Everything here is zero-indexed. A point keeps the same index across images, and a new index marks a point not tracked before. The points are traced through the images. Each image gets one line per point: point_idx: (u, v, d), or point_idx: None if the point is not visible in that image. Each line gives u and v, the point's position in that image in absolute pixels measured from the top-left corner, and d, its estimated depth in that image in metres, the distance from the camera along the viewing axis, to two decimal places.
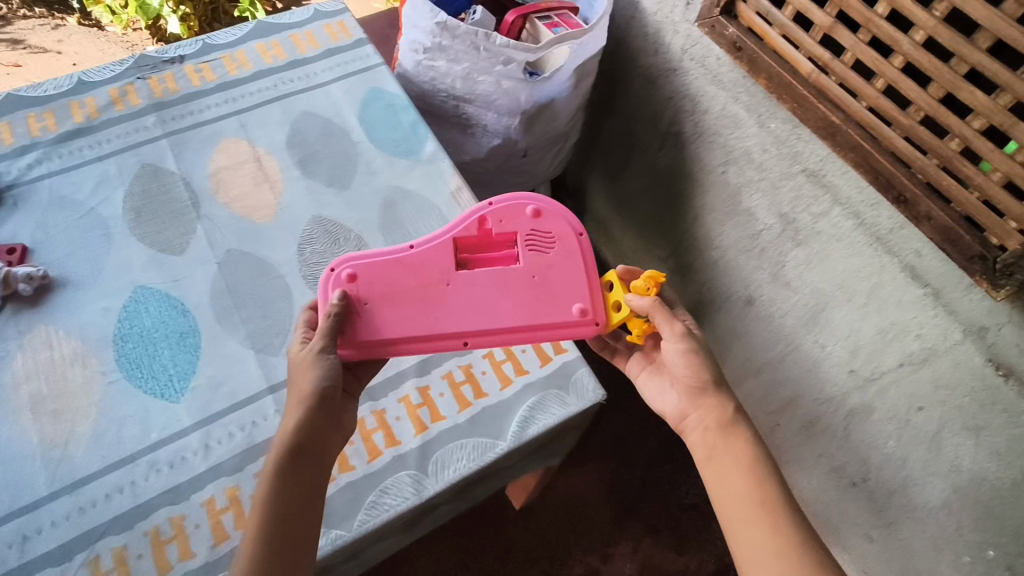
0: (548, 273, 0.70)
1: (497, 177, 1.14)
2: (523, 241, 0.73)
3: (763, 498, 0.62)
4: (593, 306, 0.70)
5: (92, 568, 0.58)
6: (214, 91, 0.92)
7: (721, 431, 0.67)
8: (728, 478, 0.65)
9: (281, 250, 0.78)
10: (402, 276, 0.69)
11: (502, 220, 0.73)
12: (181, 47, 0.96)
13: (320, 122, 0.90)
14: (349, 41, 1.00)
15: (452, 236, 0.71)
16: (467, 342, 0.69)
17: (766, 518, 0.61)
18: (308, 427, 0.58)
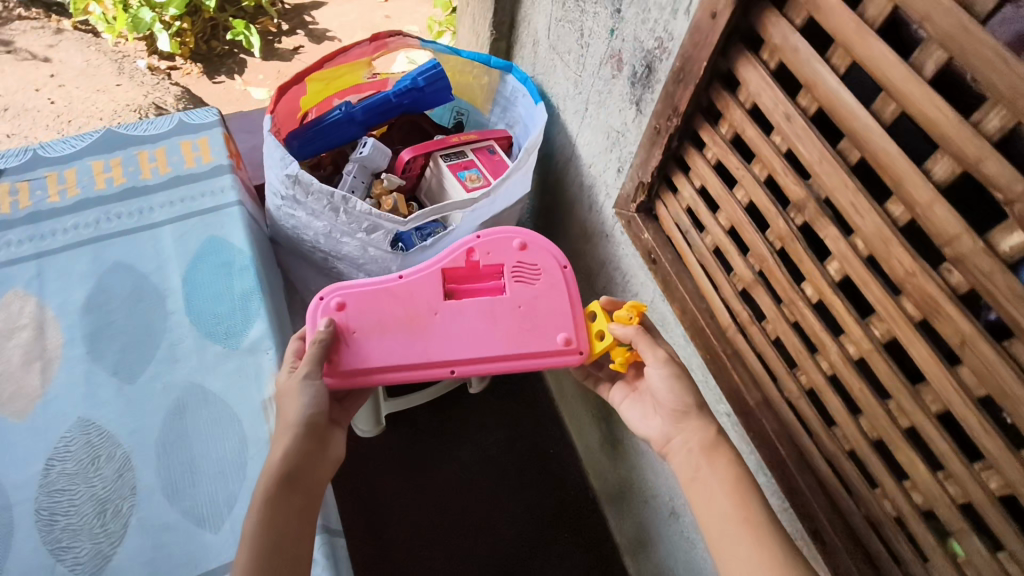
0: (531, 302, 0.71)
1: None
2: (508, 273, 0.74)
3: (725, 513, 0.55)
4: (576, 334, 0.70)
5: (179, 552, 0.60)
6: (19, 223, 0.76)
7: (704, 452, 0.58)
8: (713, 499, 0.56)
9: (21, 467, 0.63)
10: (392, 305, 0.70)
11: (487, 254, 0.74)
12: (6, 157, 0.82)
13: (133, 280, 0.74)
14: (204, 167, 0.83)
15: (438, 265, 0.72)
16: (454, 370, 0.68)
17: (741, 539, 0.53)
18: (295, 457, 0.58)
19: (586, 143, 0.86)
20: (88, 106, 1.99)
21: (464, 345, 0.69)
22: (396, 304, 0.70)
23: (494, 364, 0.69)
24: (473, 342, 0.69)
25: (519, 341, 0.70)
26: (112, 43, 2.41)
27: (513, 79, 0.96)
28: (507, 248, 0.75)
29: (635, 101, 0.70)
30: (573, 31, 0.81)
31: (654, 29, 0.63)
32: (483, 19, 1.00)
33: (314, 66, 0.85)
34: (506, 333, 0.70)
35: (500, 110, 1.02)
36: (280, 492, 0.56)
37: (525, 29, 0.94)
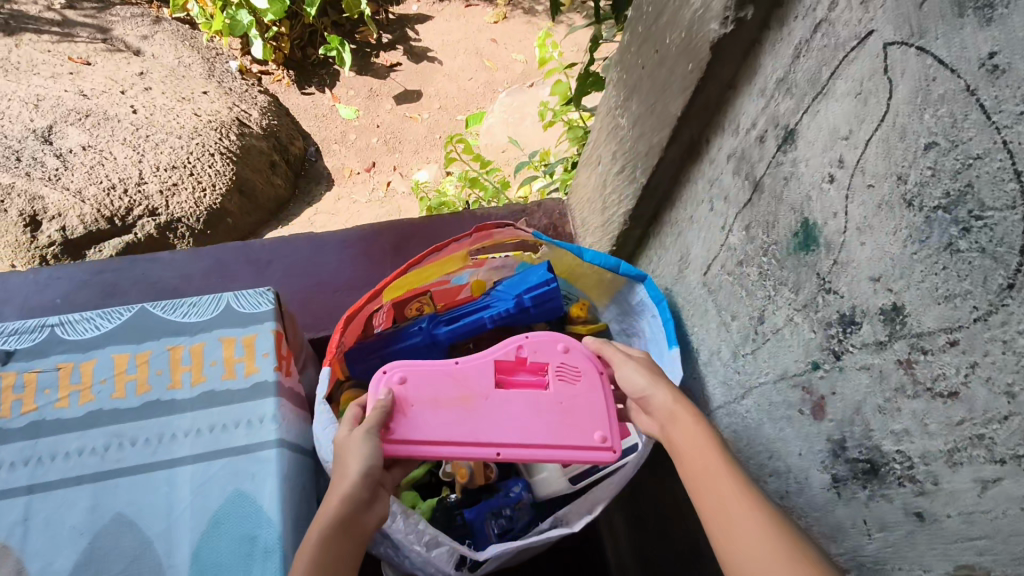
0: (579, 399, 0.63)
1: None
2: (553, 372, 0.65)
3: (706, 481, 0.49)
4: (612, 431, 0.61)
5: (169, 414, 0.65)
6: (18, 437, 0.63)
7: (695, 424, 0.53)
8: (690, 439, 0.52)
9: None
10: (446, 382, 0.63)
11: (536, 350, 0.66)
12: (20, 336, 0.68)
13: (134, 543, 0.59)
14: (246, 382, 0.67)
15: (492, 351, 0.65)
16: (501, 457, 0.59)
17: (720, 494, 0.48)
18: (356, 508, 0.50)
19: (729, 425, 0.63)
20: (171, 119, 1.86)
21: (514, 428, 0.61)
22: (450, 383, 0.63)
23: (540, 452, 0.60)
24: (521, 428, 0.61)
25: (562, 431, 0.61)
26: (208, 41, 2.31)
27: (645, 293, 0.72)
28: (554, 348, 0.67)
29: (832, 476, 0.49)
30: (746, 302, 0.58)
31: (901, 439, 0.41)
32: (615, 200, 0.79)
33: (398, 272, 0.67)
34: (551, 421, 0.62)
35: (618, 312, 0.79)
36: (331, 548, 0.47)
37: (672, 237, 0.72)
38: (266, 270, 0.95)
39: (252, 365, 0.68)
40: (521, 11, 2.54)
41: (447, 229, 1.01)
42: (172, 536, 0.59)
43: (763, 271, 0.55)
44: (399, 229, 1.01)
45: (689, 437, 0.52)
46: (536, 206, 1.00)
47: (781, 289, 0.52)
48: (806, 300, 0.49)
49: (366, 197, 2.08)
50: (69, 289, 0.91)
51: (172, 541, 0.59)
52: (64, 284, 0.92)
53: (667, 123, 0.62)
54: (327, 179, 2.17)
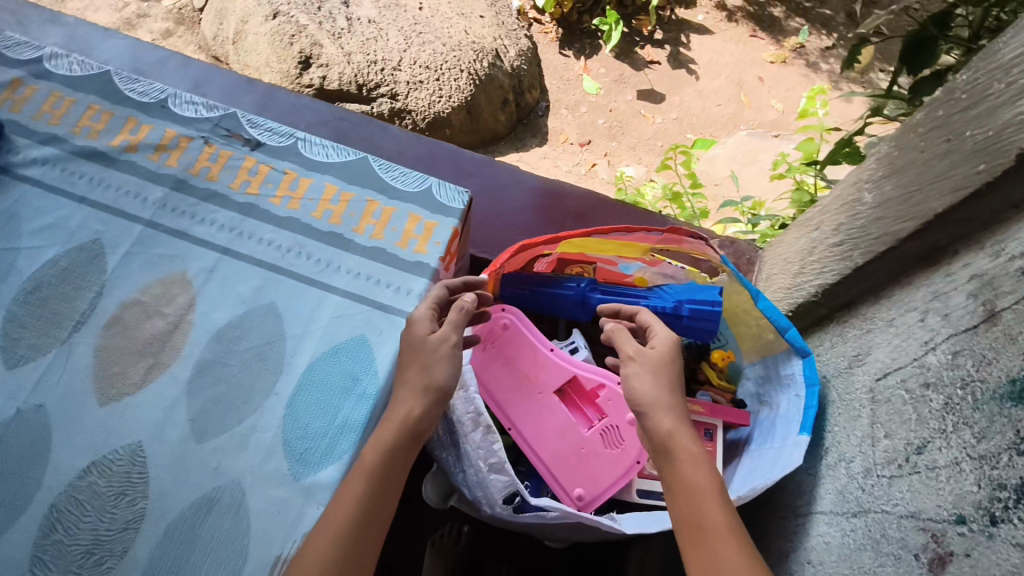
0: (598, 459, 0.61)
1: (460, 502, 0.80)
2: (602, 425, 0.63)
3: (690, 517, 0.50)
4: (591, 501, 0.60)
5: (342, 249, 0.73)
6: (234, 208, 0.75)
7: (687, 459, 0.53)
8: (685, 469, 0.52)
9: (70, 451, 0.62)
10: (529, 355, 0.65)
11: (611, 399, 0.63)
12: (272, 132, 0.80)
13: (271, 331, 0.68)
14: (411, 258, 0.73)
15: (582, 368, 0.64)
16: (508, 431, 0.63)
17: (711, 545, 0.48)
18: (397, 453, 0.56)
19: (824, 537, 0.58)
20: (444, 28, 2.02)
21: (536, 427, 0.63)
22: (530, 359, 0.65)
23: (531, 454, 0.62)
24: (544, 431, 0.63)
25: (559, 464, 0.61)
26: None
27: (799, 371, 0.67)
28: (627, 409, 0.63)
29: None
30: (911, 427, 0.53)
31: None
32: (816, 268, 0.74)
33: (581, 231, 0.68)
34: (563, 449, 0.62)
35: (762, 374, 0.75)
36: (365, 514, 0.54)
37: (859, 331, 0.67)
38: (465, 180, 1.02)
39: (423, 246, 0.73)
40: (803, 62, 2.33)
41: (636, 220, 1.01)
42: (300, 342, 0.68)
43: (949, 403, 0.49)
44: (592, 200, 1.03)
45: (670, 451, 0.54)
46: (731, 242, 0.97)
47: (961, 430, 0.47)
48: (985, 453, 0.44)
49: (567, 168, 2.13)
50: (313, 120, 1.05)
51: (298, 346, 0.68)
52: (312, 115, 1.06)
53: (918, 217, 0.57)
54: (542, 136, 2.25)
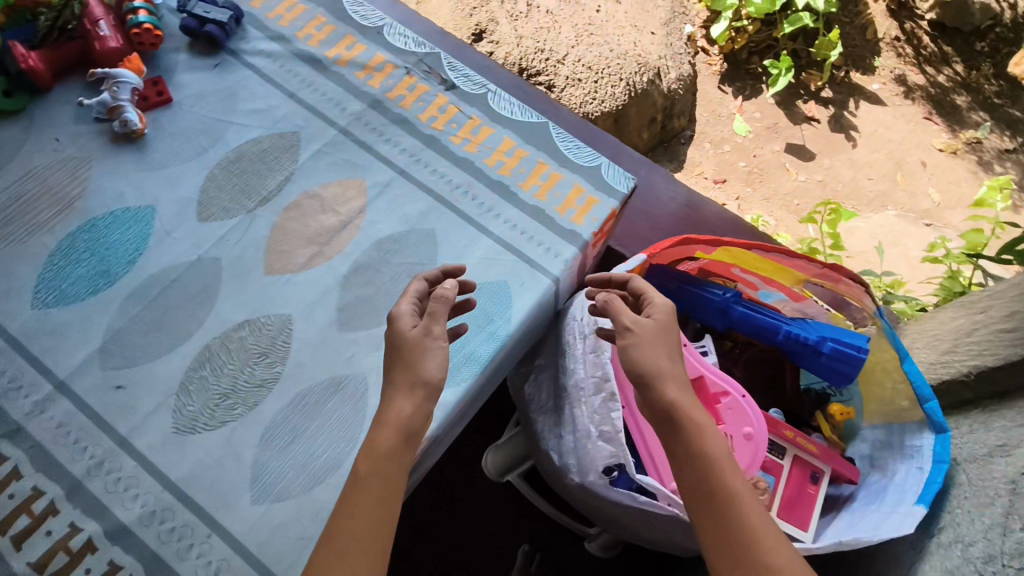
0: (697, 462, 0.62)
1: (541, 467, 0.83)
2: None
3: (712, 492, 0.51)
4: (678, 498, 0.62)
5: (506, 201, 0.76)
6: (419, 137, 0.79)
7: (695, 429, 0.54)
8: (698, 440, 0.53)
9: (232, 305, 0.69)
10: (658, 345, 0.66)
11: (729, 410, 0.62)
12: (468, 77, 0.84)
13: (424, 254, 0.73)
14: (566, 226, 0.75)
15: (705, 373, 0.63)
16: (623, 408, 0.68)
17: (724, 515, 0.51)
18: (390, 454, 0.56)
19: None
20: (615, 35, 2.05)
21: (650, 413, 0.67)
22: None
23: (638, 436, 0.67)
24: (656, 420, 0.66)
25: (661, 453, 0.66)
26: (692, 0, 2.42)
27: (930, 445, 0.63)
28: (739, 425, 0.62)
29: None
30: None
31: None
32: (974, 349, 0.70)
33: (743, 243, 0.68)
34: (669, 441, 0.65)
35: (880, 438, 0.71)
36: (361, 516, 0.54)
37: (1011, 424, 0.63)
38: None
39: (580, 217, 0.76)
40: (975, 158, 2.18)
41: None
42: None
43: None
44: (738, 226, 1.02)
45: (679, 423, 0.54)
46: None
47: None
48: None
49: None
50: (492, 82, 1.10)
51: None
52: (493, 77, 1.10)
53: None
54: (678, 162, 2.23)
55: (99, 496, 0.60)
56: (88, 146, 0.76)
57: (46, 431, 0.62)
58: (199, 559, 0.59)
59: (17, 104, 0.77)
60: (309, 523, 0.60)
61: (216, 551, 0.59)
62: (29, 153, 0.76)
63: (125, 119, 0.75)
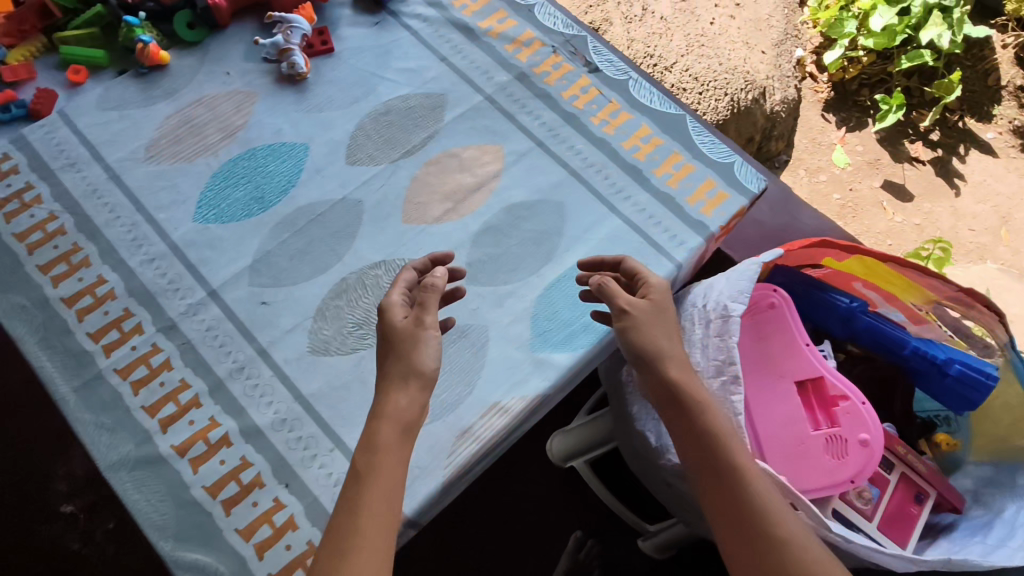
0: (811, 460, 0.62)
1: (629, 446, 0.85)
2: (828, 433, 0.63)
3: (720, 465, 0.56)
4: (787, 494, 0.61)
5: (637, 185, 0.78)
6: (559, 113, 0.82)
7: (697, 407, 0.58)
8: (700, 419, 0.58)
9: (370, 245, 0.73)
10: (785, 340, 0.66)
11: (848, 414, 0.63)
12: (612, 62, 0.86)
13: (553, 224, 0.76)
14: (694, 216, 0.77)
15: (830, 375, 0.64)
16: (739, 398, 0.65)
17: (728, 488, 0.55)
18: (388, 446, 0.55)
19: None
20: None
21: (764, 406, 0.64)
22: (784, 344, 0.66)
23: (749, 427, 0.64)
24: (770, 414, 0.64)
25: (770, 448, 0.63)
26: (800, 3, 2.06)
27: None
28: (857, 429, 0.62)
29: None
30: None
31: None
32: None
33: (880, 254, 0.68)
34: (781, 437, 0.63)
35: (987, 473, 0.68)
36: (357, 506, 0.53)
37: None
38: None
39: (709, 209, 0.77)
40: None
41: None
42: (573, 243, 0.75)
43: None
44: None
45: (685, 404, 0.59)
46: None
47: None
48: None
49: None
50: None
51: (571, 246, 0.75)
52: None
53: None
54: None
55: (238, 397, 0.66)
56: (255, 82, 0.82)
57: (197, 332, 0.68)
58: (320, 470, 0.63)
59: (192, 38, 0.83)
60: (423, 454, 0.64)
61: (336, 466, 0.63)
62: (201, 82, 0.81)
63: (292, 62, 0.81)
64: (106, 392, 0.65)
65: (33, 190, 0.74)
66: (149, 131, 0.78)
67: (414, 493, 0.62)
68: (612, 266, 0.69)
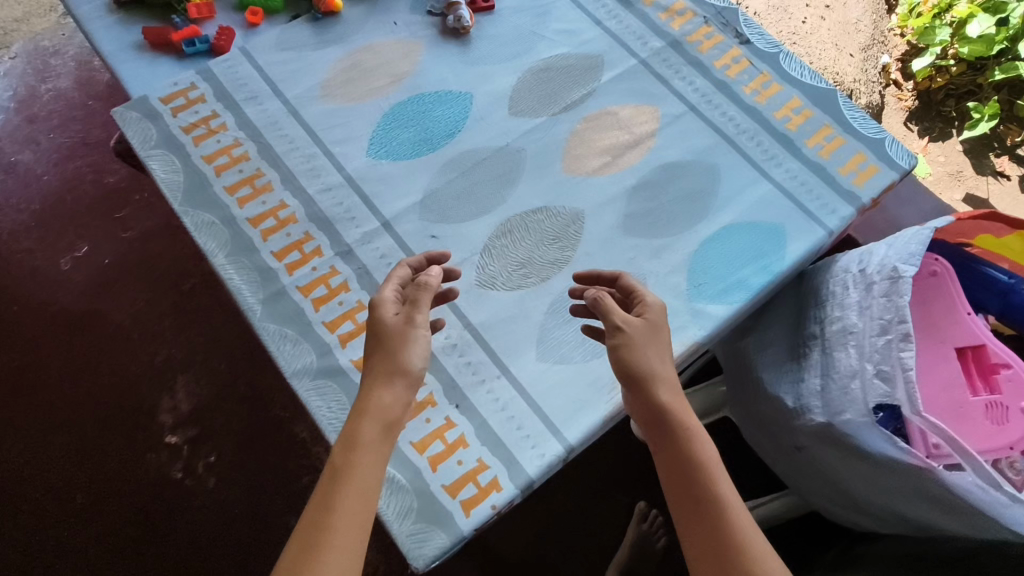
0: (971, 425, 0.66)
1: (754, 408, 0.87)
2: (990, 400, 0.65)
3: (704, 499, 0.54)
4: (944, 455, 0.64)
5: (789, 153, 0.80)
6: (712, 81, 0.85)
7: (685, 434, 0.56)
8: (688, 447, 0.56)
9: (532, 192, 0.76)
10: (950, 311, 0.68)
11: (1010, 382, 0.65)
12: (763, 36, 0.88)
13: (707, 184, 0.78)
14: (846, 187, 0.78)
15: (995, 345, 0.66)
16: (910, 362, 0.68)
17: (709, 523, 0.53)
18: (370, 444, 0.54)
19: None
20: None
21: (931, 372, 0.67)
22: (948, 314, 0.68)
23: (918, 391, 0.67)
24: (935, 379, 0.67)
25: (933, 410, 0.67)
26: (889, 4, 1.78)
27: None
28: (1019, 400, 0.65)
29: None
30: None
31: None
32: None
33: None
34: (944, 401, 0.67)
35: None
36: (328, 499, 0.52)
37: None
38: None
39: (860, 182, 0.79)
40: None
41: None
42: (727, 204, 0.77)
43: None
44: None
45: (672, 432, 0.56)
46: None
47: None
48: None
49: None
50: None
51: (724, 206, 0.77)
52: None
53: None
54: None
55: None
56: (422, 33, 0.85)
57: (372, 258, 0.72)
58: (488, 395, 0.67)
59: None
60: (585, 388, 0.67)
61: (503, 392, 0.67)
62: (371, 30, 0.85)
63: (459, 15, 0.84)
64: (290, 306, 0.69)
65: (219, 118, 0.78)
66: (323, 71, 0.82)
67: (581, 422, 0.65)
68: (609, 283, 0.67)
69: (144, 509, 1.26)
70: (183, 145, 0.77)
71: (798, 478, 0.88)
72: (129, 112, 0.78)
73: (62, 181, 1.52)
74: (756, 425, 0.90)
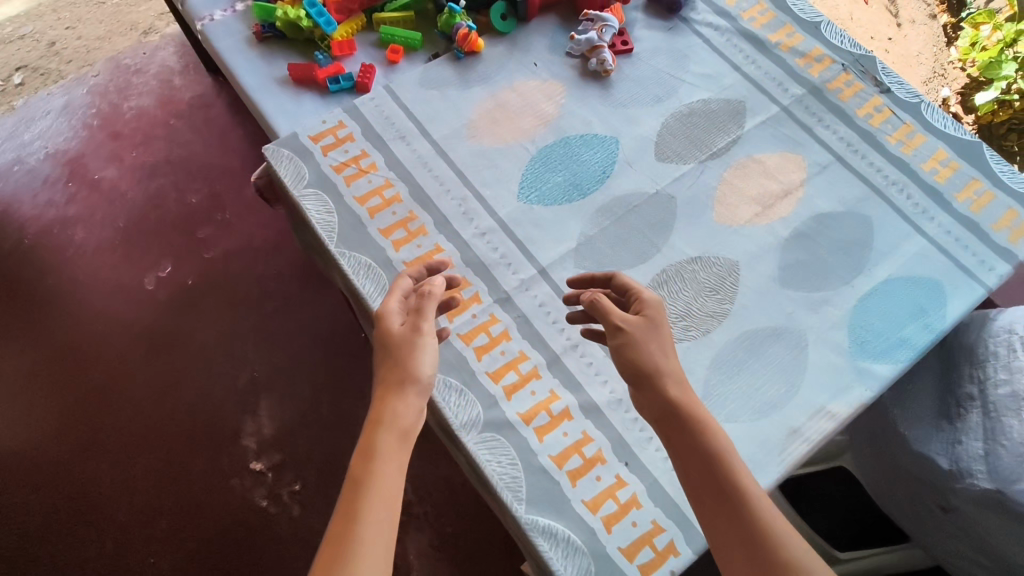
0: None
1: (892, 461, 0.85)
2: None
3: (729, 489, 0.48)
4: None
5: (940, 206, 0.79)
6: (856, 129, 0.84)
7: (700, 425, 0.51)
8: (703, 437, 0.50)
9: (685, 242, 0.76)
10: None
11: None
12: (904, 86, 0.87)
13: (860, 236, 0.77)
14: (1001, 242, 0.77)
15: None
16: None
17: (737, 514, 0.47)
18: (390, 453, 0.50)
19: None
20: None
21: None
22: None
23: None
24: None
25: None
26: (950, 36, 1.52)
27: None
28: None
29: None
30: None
31: None
32: None
33: None
34: None
35: None
36: (349, 514, 0.46)
37: None
38: None
39: (1016, 238, 0.77)
40: None
41: None
42: (880, 258, 0.76)
43: None
44: None
45: (684, 425, 0.51)
46: None
47: None
48: None
49: None
50: None
51: (879, 260, 0.76)
52: None
53: None
54: None
55: (572, 374, 0.69)
56: (563, 75, 0.85)
57: (530, 306, 0.72)
58: (658, 452, 0.65)
59: (504, 31, 0.88)
60: (756, 448, 0.65)
61: None
62: (513, 71, 0.85)
63: (602, 58, 0.84)
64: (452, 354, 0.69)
65: (369, 157, 0.79)
66: (468, 112, 0.82)
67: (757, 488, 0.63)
68: (604, 284, 0.65)
69: (229, 536, 1.25)
70: (335, 184, 0.76)
71: (934, 533, 0.85)
72: (280, 149, 0.78)
73: (145, 198, 1.57)
74: (891, 476, 0.88)
